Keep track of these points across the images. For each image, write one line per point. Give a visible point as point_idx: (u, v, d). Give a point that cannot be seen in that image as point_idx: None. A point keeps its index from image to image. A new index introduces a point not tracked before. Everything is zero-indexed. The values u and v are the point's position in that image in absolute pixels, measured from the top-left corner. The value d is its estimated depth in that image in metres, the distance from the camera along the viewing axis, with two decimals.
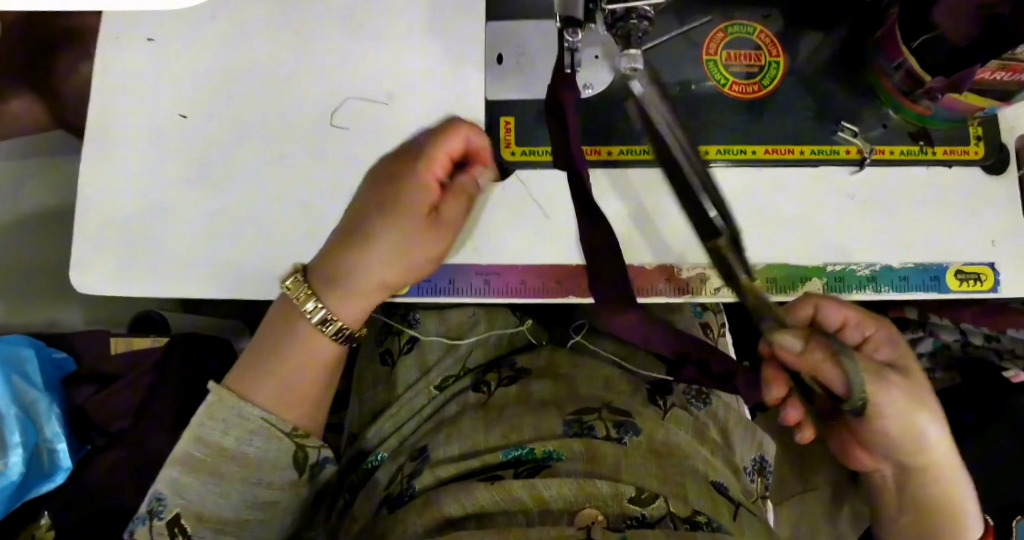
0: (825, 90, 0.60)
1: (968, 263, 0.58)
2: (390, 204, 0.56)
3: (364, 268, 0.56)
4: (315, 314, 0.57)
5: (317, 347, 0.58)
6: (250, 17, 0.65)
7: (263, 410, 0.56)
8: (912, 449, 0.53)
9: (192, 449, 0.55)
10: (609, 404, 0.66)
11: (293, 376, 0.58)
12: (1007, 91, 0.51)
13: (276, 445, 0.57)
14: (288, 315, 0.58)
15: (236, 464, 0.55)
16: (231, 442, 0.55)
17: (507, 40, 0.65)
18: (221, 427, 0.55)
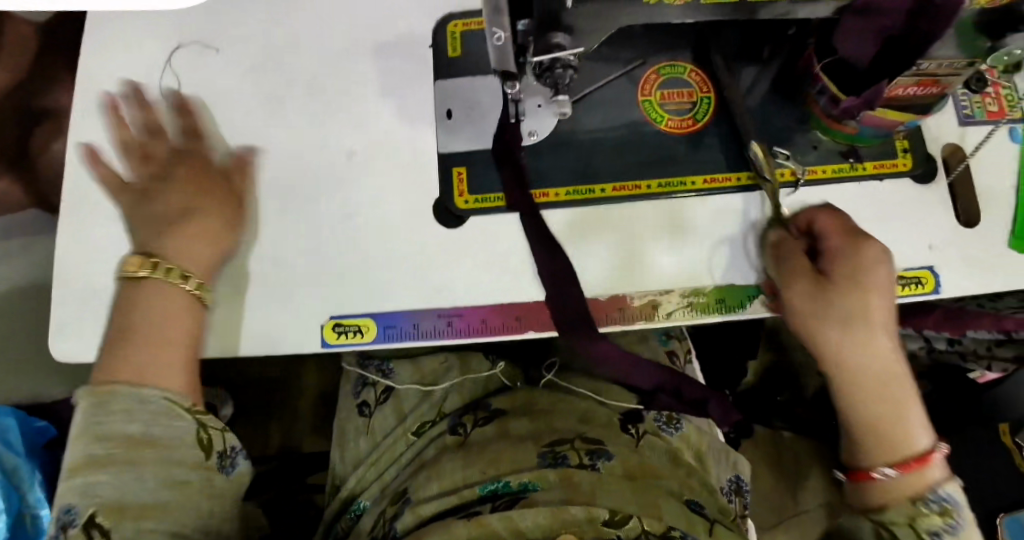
0: (760, 117, 0.68)
1: (907, 268, 0.67)
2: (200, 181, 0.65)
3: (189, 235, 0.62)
4: (170, 273, 0.59)
5: (186, 310, 0.59)
6: (219, 87, 0.72)
7: (158, 390, 0.54)
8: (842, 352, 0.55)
9: (93, 449, 0.51)
10: (582, 435, 0.68)
11: (165, 341, 0.57)
12: (925, 104, 0.63)
13: (178, 420, 0.54)
14: (131, 298, 0.58)
15: (150, 449, 0.52)
16: (140, 429, 0.52)
17: (454, 94, 0.68)
18: (125, 417, 0.52)
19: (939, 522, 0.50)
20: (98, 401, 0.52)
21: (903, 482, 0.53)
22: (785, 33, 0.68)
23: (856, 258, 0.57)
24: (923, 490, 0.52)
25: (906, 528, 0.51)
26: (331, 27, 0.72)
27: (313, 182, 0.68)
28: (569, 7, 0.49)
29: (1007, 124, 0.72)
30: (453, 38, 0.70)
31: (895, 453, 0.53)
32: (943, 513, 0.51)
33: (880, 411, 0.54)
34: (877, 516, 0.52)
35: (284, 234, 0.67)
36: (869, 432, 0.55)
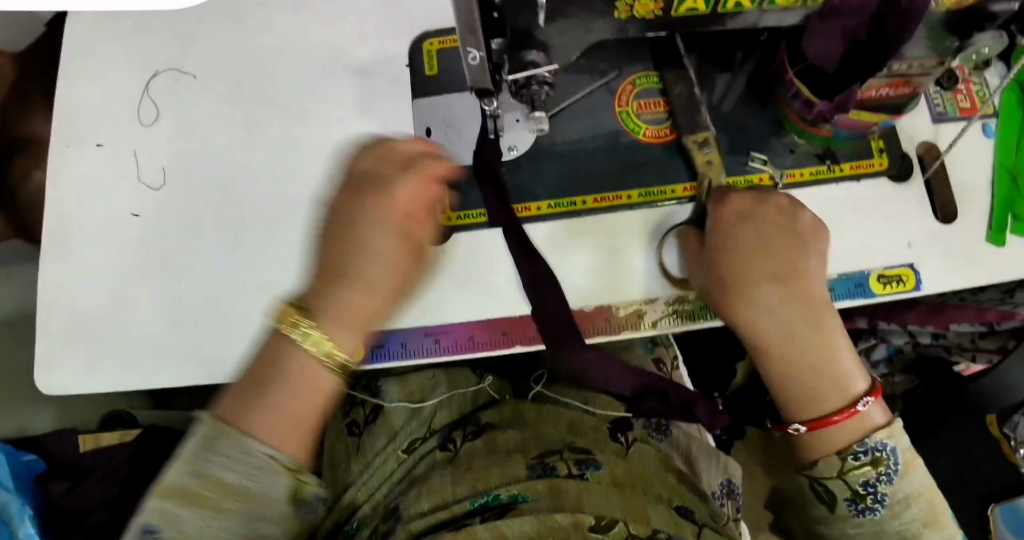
0: (736, 124, 0.69)
1: (888, 267, 0.67)
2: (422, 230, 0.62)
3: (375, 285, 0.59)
4: (310, 338, 0.56)
5: (318, 385, 0.56)
6: (198, 113, 0.72)
7: (269, 448, 0.52)
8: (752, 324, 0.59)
9: (186, 481, 0.50)
10: (570, 446, 0.68)
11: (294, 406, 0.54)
12: (897, 106, 0.64)
13: (279, 479, 0.52)
14: (275, 356, 0.56)
15: (238, 498, 0.50)
16: (232, 476, 0.50)
17: (432, 113, 0.68)
18: (225, 462, 0.51)
19: (867, 475, 0.56)
20: (212, 436, 0.51)
21: (822, 441, 0.58)
22: (756, 39, 0.69)
23: (746, 229, 0.60)
24: (854, 441, 0.57)
25: (838, 481, 0.57)
26: (307, 50, 0.73)
27: (295, 206, 0.68)
28: (543, 25, 0.49)
29: (979, 119, 0.73)
30: (429, 58, 0.70)
31: (821, 409, 0.58)
32: (876, 463, 0.56)
33: (794, 369, 0.59)
34: (811, 473, 0.58)
35: (270, 259, 0.67)
36: (793, 391, 0.59)
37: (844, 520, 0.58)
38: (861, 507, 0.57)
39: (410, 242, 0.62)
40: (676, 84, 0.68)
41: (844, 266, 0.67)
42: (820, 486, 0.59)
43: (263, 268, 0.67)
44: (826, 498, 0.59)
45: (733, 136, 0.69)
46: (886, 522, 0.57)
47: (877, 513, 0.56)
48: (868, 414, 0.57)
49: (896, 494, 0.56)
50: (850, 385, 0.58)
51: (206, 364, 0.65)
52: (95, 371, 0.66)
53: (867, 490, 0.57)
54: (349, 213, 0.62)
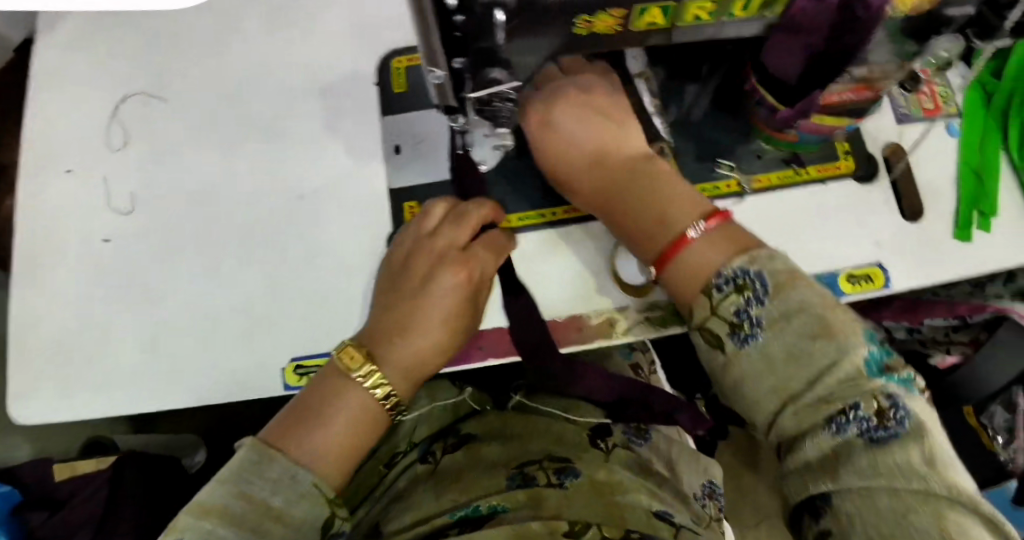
0: (704, 132, 0.70)
1: (857, 267, 0.68)
2: (461, 264, 0.60)
3: (424, 332, 0.58)
4: (372, 379, 0.56)
5: (373, 424, 0.56)
6: (168, 137, 0.72)
7: (314, 476, 0.51)
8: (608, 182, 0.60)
9: (229, 501, 0.47)
10: (550, 455, 0.69)
11: (348, 434, 0.54)
12: (862, 109, 0.64)
13: (318, 511, 0.50)
14: (333, 391, 0.55)
15: (278, 523, 0.48)
16: (277, 501, 0.49)
17: (401, 130, 0.69)
18: (271, 486, 0.49)
19: (737, 303, 0.48)
20: (257, 459, 0.50)
21: (689, 271, 0.52)
22: (724, 50, 0.67)
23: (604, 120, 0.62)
24: (711, 277, 0.50)
25: (713, 316, 0.49)
26: (277, 71, 0.73)
27: (267, 226, 0.68)
28: (502, 45, 0.49)
29: (942, 119, 0.74)
30: (397, 75, 0.71)
31: (658, 246, 0.55)
32: (740, 290, 0.48)
33: (637, 214, 0.58)
34: (698, 321, 0.51)
35: (244, 281, 0.67)
36: (650, 232, 0.56)
37: (732, 361, 0.48)
38: (743, 336, 0.48)
39: (469, 312, 0.61)
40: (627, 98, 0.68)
41: (814, 267, 0.68)
42: (705, 331, 0.50)
43: (237, 290, 0.67)
44: (712, 338, 0.50)
45: (700, 144, 0.70)
46: (774, 343, 0.46)
47: (756, 342, 0.47)
48: (708, 253, 0.51)
49: (771, 314, 0.47)
50: (693, 209, 0.55)
51: (181, 388, 0.65)
52: (69, 398, 0.66)
53: (741, 318, 0.48)
54: (418, 265, 0.61)
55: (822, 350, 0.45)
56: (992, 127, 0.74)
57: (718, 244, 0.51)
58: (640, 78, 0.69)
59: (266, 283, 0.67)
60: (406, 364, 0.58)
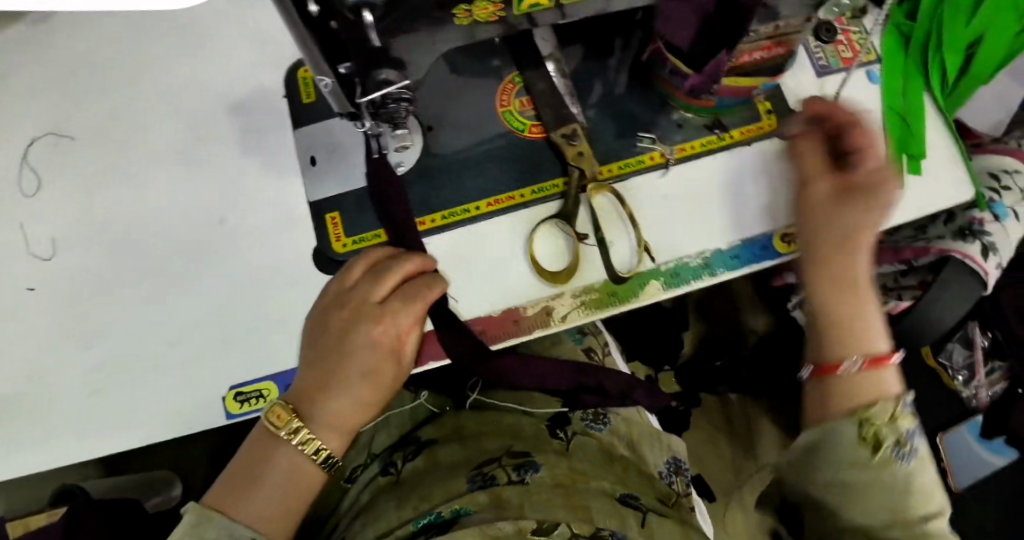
0: (624, 108, 0.69)
1: (790, 226, 0.67)
2: (376, 325, 0.57)
3: (340, 392, 0.56)
4: (301, 437, 0.55)
5: (308, 481, 0.56)
6: (82, 179, 0.70)
7: (254, 531, 0.52)
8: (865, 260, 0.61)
9: None
10: (509, 451, 0.68)
11: (281, 491, 0.54)
12: (774, 67, 0.64)
13: None
14: (264, 450, 0.56)
15: None
16: None
17: (315, 141, 0.67)
18: None
19: (909, 425, 0.54)
20: (198, 521, 0.51)
21: (852, 385, 0.57)
22: (634, 20, 0.70)
23: (858, 206, 0.61)
24: (881, 395, 0.56)
25: (891, 426, 0.54)
26: (182, 98, 0.71)
27: (193, 254, 0.67)
28: (377, 42, 0.48)
29: (861, 67, 0.74)
30: (305, 85, 0.70)
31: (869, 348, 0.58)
32: (902, 442, 0.53)
33: (830, 316, 0.60)
34: (864, 414, 0.54)
35: (173, 315, 0.65)
36: (832, 337, 0.59)
37: (905, 476, 0.53)
38: (903, 455, 0.53)
39: (394, 365, 0.58)
40: (539, 80, 0.67)
41: (748, 231, 0.67)
42: (867, 429, 0.54)
43: (169, 324, 0.65)
44: (869, 439, 0.54)
45: (618, 120, 0.68)
46: (919, 473, 0.54)
47: (908, 462, 0.53)
48: (890, 387, 0.56)
49: (914, 466, 0.54)
50: (867, 341, 0.58)
51: (123, 431, 0.64)
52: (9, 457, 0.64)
53: (909, 441, 0.54)
54: (335, 320, 0.58)
55: (924, 507, 0.54)
56: (912, 73, 0.74)
57: (897, 381, 0.57)
58: (551, 59, 0.68)
59: (198, 314, 0.65)
60: (332, 426, 0.56)
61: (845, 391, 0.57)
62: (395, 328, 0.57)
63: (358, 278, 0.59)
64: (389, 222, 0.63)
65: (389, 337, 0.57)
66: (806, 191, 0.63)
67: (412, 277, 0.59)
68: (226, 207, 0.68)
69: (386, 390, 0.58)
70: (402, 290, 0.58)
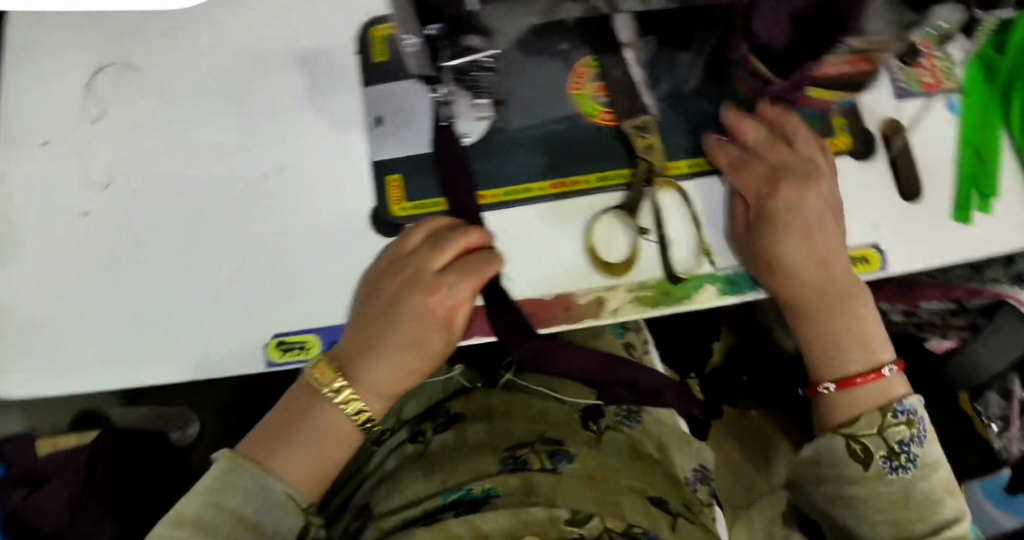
0: (697, 105, 0.67)
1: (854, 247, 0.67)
2: (431, 294, 0.57)
3: (390, 357, 0.56)
4: (343, 396, 0.55)
5: (344, 443, 0.55)
6: (144, 110, 0.69)
7: (286, 484, 0.52)
8: (819, 285, 0.60)
9: (204, 513, 0.48)
10: (541, 438, 0.67)
11: (319, 448, 0.54)
12: (856, 84, 0.63)
13: (290, 521, 0.51)
14: (307, 403, 0.55)
15: (251, 535, 0.48)
16: (248, 510, 0.49)
17: (383, 102, 0.67)
18: (243, 497, 0.50)
19: (906, 435, 0.56)
20: (230, 470, 0.50)
21: (845, 404, 0.59)
22: None
23: (790, 230, 0.59)
24: (891, 402, 0.58)
25: (876, 438, 0.56)
26: (252, 45, 0.71)
27: (248, 200, 0.66)
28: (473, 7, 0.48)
29: (942, 95, 0.72)
30: (379, 45, 0.69)
31: (844, 370, 0.59)
32: (899, 453, 0.56)
33: (819, 316, 0.60)
34: (850, 430, 0.57)
35: (223, 257, 0.65)
36: (817, 357, 0.61)
37: (906, 484, 0.55)
38: (898, 464, 0.56)
39: (444, 334, 0.58)
40: (615, 68, 0.65)
41: None
42: (857, 445, 0.57)
43: (219, 265, 0.65)
44: (860, 454, 0.57)
45: (691, 118, 0.67)
46: (920, 481, 0.55)
47: (906, 469, 0.55)
48: (890, 394, 0.58)
49: (925, 458, 0.56)
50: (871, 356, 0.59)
51: (162, 365, 0.64)
52: (47, 378, 0.64)
53: (902, 449, 0.56)
54: (390, 285, 0.58)
55: (944, 514, 0.55)
56: (993, 106, 0.72)
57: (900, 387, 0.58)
58: (628, 47, 0.67)
59: (248, 260, 0.65)
60: (379, 389, 0.56)
61: (835, 415, 0.59)
62: (450, 299, 0.57)
63: (415, 247, 0.59)
64: (449, 190, 0.63)
65: (442, 308, 0.57)
66: (749, 207, 0.62)
67: (470, 250, 0.59)
68: (287, 155, 0.67)
69: (433, 361, 0.58)
70: (460, 262, 0.58)
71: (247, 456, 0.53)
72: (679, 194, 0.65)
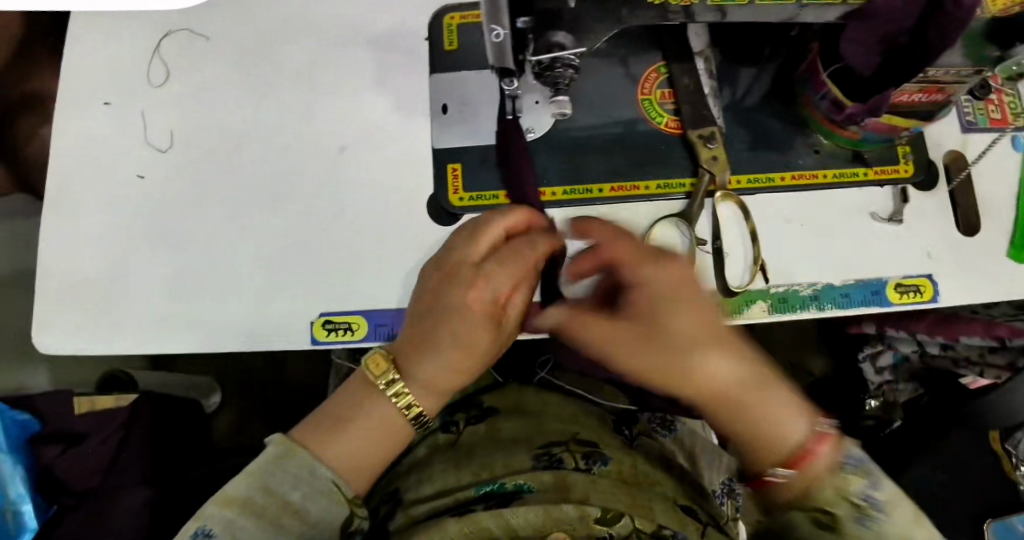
0: (762, 120, 0.67)
1: (906, 276, 0.65)
2: (470, 285, 0.55)
3: (437, 350, 0.55)
4: (394, 390, 0.55)
5: (394, 434, 0.56)
6: (207, 78, 0.70)
7: (334, 472, 0.52)
8: (660, 366, 0.48)
9: (253, 493, 0.50)
10: (575, 438, 0.67)
11: (365, 438, 0.54)
12: (930, 111, 0.61)
13: (335, 509, 0.52)
14: (365, 392, 0.56)
15: (296, 518, 0.50)
16: (296, 495, 0.50)
17: (449, 89, 0.67)
18: (291, 481, 0.51)
19: (861, 487, 0.46)
20: (281, 453, 0.51)
21: (795, 482, 0.47)
22: (787, 35, 0.68)
23: (639, 311, 0.49)
24: (836, 454, 0.47)
25: (833, 500, 0.46)
26: (321, 21, 0.71)
27: (304, 177, 0.67)
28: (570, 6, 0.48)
29: (1010, 132, 0.70)
30: (449, 32, 0.69)
31: (784, 445, 0.47)
32: (861, 510, 0.46)
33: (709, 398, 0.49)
34: (800, 502, 0.47)
35: (276, 230, 0.66)
36: (745, 434, 0.49)
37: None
38: (865, 518, 0.45)
39: (482, 322, 0.56)
40: (684, 76, 0.66)
41: (862, 271, 0.64)
42: (823, 514, 0.46)
43: (270, 239, 0.66)
44: (827, 523, 0.47)
45: (755, 132, 0.67)
46: (893, 528, 0.45)
47: (879, 521, 0.45)
48: (822, 461, 0.46)
49: (888, 504, 0.46)
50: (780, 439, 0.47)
51: (206, 332, 0.64)
52: (91, 334, 0.65)
53: (866, 500, 0.45)
54: (433, 279, 0.57)
55: None
56: None
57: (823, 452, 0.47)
58: (700, 56, 0.67)
59: (301, 235, 0.65)
60: (429, 382, 0.56)
61: (767, 499, 0.49)
62: (491, 290, 0.56)
63: (456, 240, 0.58)
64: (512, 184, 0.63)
65: (485, 299, 0.56)
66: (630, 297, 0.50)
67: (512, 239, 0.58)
68: (347, 134, 0.67)
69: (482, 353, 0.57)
70: (502, 253, 0.57)
71: (298, 440, 0.53)
72: (738, 207, 0.65)
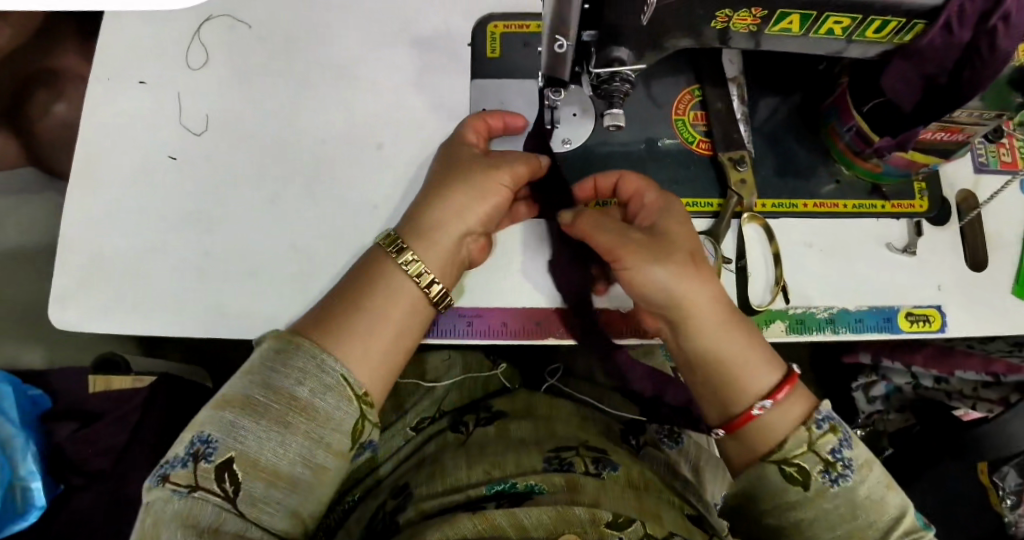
0: (788, 148, 0.69)
1: (917, 306, 0.67)
2: (465, 158, 0.62)
3: (448, 210, 0.59)
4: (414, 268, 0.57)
5: (420, 314, 0.58)
6: (247, 64, 0.70)
7: (343, 367, 0.52)
8: (664, 300, 0.56)
9: (255, 391, 0.49)
10: (585, 444, 0.67)
11: (382, 314, 0.55)
12: (947, 149, 0.62)
13: (343, 402, 0.51)
14: (366, 277, 0.57)
15: (304, 417, 0.49)
16: (306, 392, 0.50)
17: (488, 96, 0.69)
18: (297, 375, 0.50)
19: (833, 443, 0.52)
20: (282, 346, 0.51)
21: (763, 425, 0.54)
22: (815, 69, 0.70)
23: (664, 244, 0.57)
24: (808, 412, 0.54)
25: (806, 454, 0.53)
26: (363, 18, 0.72)
27: (338, 168, 0.68)
28: (643, 22, 0.49)
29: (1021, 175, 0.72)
30: (491, 39, 0.70)
31: (755, 384, 0.55)
32: (829, 461, 0.52)
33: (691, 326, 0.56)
34: (779, 455, 0.53)
35: (307, 219, 0.66)
36: (721, 380, 0.56)
37: (822, 496, 0.52)
38: (834, 471, 0.52)
39: (478, 176, 0.60)
40: (718, 100, 0.68)
41: (876, 299, 0.67)
42: (797, 469, 0.52)
43: (298, 229, 0.66)
44: (797, 478, 0.52)
45: (781, 157, 0.69)
46: (859, 483, 0.52)
47: (844, 474, 0.52)
48: (791, 406, 0.54)
49: (856, 459, 0.52)
50: (754, 356, 0.56)
51: (228, 318, 0.64)
52: (110, 312, 0.65)
53: (836, 457, 0.52)
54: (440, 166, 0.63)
55: (892, 500, 0.52)
56: None
57: (787, 395, 0.55)
58: (733, 82, 0.69)
59: (333, 225, 0.66)
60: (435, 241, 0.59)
61: (739, 449, 0.56)
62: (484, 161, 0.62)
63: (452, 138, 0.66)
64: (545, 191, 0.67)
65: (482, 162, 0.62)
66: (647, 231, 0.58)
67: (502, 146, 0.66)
68: (385, 131, 0.69)
69: (487, 215, 0.61)
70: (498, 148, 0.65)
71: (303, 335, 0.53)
72: (762, 229, 0.67)
